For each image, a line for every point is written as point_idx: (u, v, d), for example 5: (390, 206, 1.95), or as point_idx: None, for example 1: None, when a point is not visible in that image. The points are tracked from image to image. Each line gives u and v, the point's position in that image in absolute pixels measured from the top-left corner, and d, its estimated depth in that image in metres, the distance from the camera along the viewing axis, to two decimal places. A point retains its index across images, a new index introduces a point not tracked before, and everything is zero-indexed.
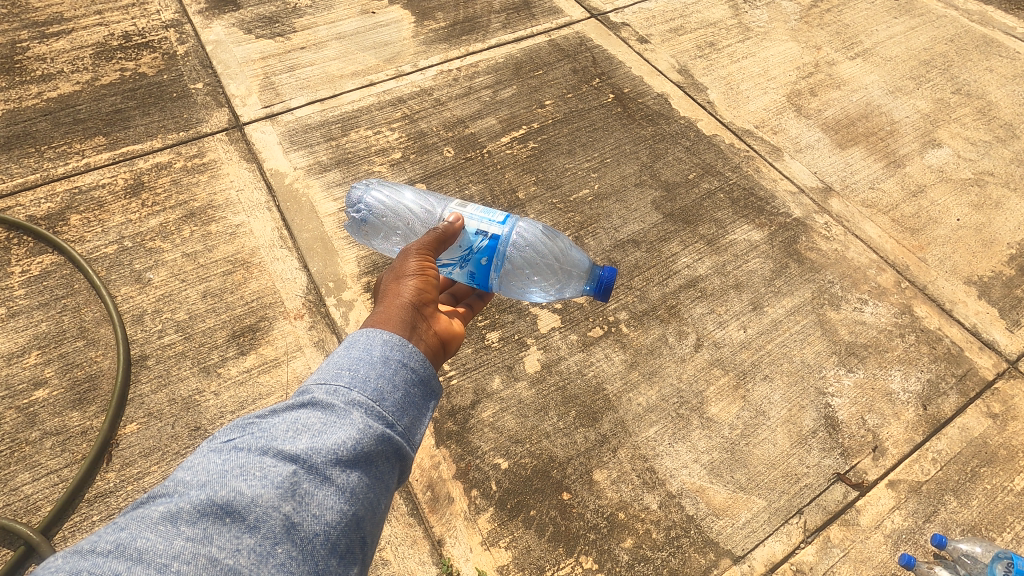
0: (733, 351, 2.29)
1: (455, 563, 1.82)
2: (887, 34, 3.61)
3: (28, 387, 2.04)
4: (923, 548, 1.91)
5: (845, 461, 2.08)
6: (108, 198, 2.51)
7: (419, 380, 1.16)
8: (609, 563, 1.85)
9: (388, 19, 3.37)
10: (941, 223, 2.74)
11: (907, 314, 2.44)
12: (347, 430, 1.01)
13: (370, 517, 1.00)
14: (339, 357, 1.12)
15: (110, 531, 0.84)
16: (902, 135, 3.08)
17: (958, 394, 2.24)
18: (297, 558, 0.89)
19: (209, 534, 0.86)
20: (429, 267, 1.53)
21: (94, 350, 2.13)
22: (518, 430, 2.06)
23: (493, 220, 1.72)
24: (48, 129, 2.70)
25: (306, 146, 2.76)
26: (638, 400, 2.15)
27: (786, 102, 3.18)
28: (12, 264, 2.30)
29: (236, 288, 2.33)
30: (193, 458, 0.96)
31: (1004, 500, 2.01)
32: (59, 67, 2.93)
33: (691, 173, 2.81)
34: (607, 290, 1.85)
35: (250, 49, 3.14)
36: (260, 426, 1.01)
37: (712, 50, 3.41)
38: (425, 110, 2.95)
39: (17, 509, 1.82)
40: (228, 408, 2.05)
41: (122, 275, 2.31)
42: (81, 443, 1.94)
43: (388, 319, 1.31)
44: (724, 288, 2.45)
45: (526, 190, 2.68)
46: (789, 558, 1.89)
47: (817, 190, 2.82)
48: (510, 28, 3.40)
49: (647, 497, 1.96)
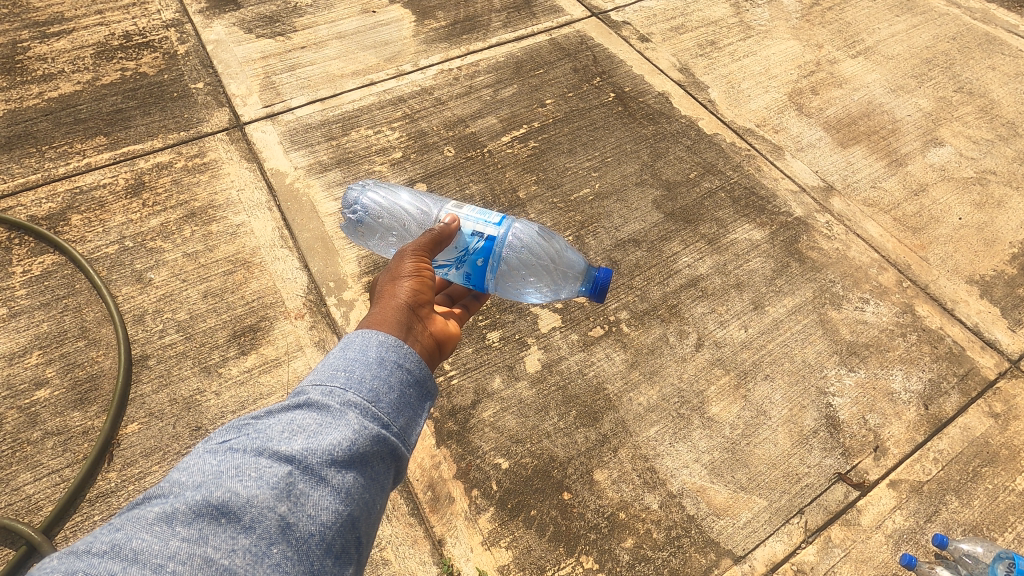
0: (734, 351, 2.29)
1: (455, 563, 1.82)
2: (888, 32, 3.60)
3: (29, 387, 2.04)
4: (924, 548, 1.91)
5: (846, 461, 2.07)
6: (109, 198, 2.51)
7: (414, 380, 1.16)
8: (609, 563, 1.85)
9: (388, 18, 3.37)
10: (942, 222, 2.74)
11: (909, 313, 2.43)
12: (342, 431, 1.01)
13: (365, 517, 1.00)
14: (335, 357, 1.12)
15: (106, 532, 0.84)
16: (904, 133, 3.07)
17: (960, 394, 2.24)
18: (293, 558, 0.89)
19: (205, 534, 0.86)
20: (425, 268, 1.53)
21: (95, 350, 2.13)
22: (518, 430, 2.06)
23: (489, 221, 1.72)
24: (49, 129, 2.70)
25: (306, 146, 2.76)
26: (638, 400, 2.15)
27: (787, 100, 3.18)
28: (13, 264, 2.30)
29: (237, 288, 2.33)
30: (189, 459, 0.96)
31: (1005, 500, 2.01)
32: (59, 67, 2.93)
33: (692, 172, 2.81)
34: (603, 291, 1.85)
35: (250, 49, 3.14)
36: (256, 427, 1.01)
37: (713, 49, 3.41)
38: (426, 110, 2.95)
39: (18, 509, 1.82)
40: (229, 408, 2.05)
41: (123, 274, 2.31)
42: (82, 443, 1.94)
43: (384, 321, 1.31)
44: (725, 287, 2.45)
45: (526, 190, 2.68)
46: (790, 558, 1.88)
47: (818, 188, 2.81)
48: (511, 27, 3.39)
49: (647, 497, 1.96)
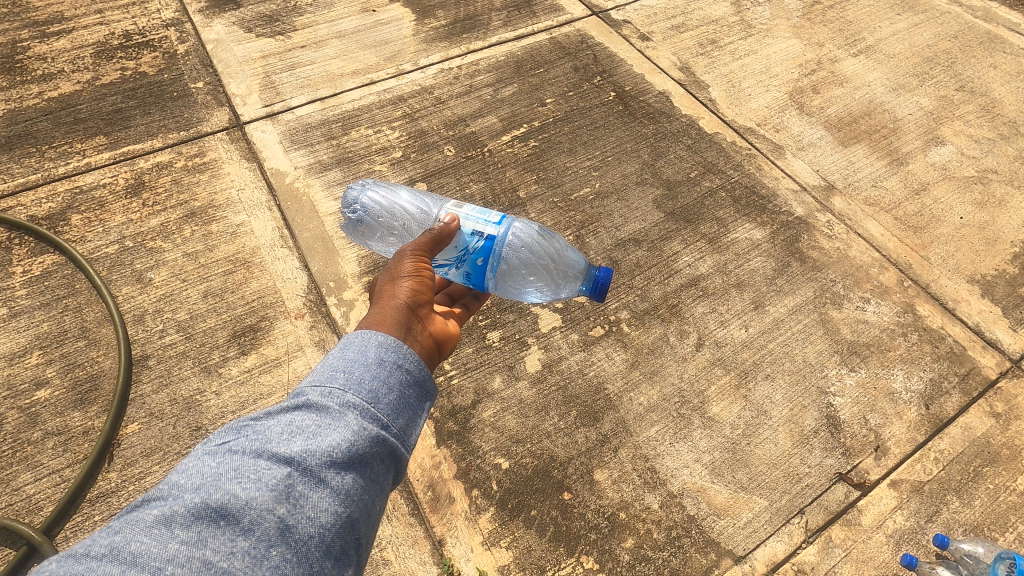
0: (734, 351, 2.28)
1: (455, 564, 1.82)
2: (890, 31, 3.59)
3: (29, 387, 2.04)
4: (924, 549, 1.90)
5: (846, 461, 2.07)
6: (109, 198, 2.51)
7: (414, 381, 1.15)
8: (610, 563, 1.85)
9: (388, 18, 3.36)
10: (944, 222, 2.73)
11: (909, 313, 2.42)
12: (341, 432, 1.01)
13: (365, 519, 1.00)
14: (334, 358, 1.11)
15: (105, 535, 0.85)
16: (905, 132, 3.06)
17: (961, 394, 2.23)
18: (292, 561, 0.89)
19: (204, 537, 0.86)
20: (425, 268, 1.52)
21: (95, 351, 2.13)
22: (519, 430, 2.05)
23: (489, 220, 1.71)
24: (49, 129, 2.70)
25: (306, 145, 2.76)
26: (638, 400, 2.15)
27: (788, 100, 3.17)
28: (13, 264, 2.30)
29: (237, 288, 2.33)
30: (188, 462, 0.96)
31: (1006, 499, 2.00)
32: (59, 67, 2.93)
33: (693, 171, 2.80)
34: (603, 291, 1.84)
35: (250, 48, 3.13)
36: (255, 428, 1.01)
37: (714, 48, 3.40)
38: (426, 109, 2.94)
39: (19, 509, 1.82)
40: (229, 408, 2.05)
41: (123, 274, 2.31)
42: (82, 443, 1.94)
43: (383, 321, 1.31)
44: (726, 287, 2.44)
45: (526, 189, 2.68)
46: (790, 558, 1.88)
47: (819, 188, 2.81)
48: (511, 26, 3.39)
49: (648, 497, 1.96)
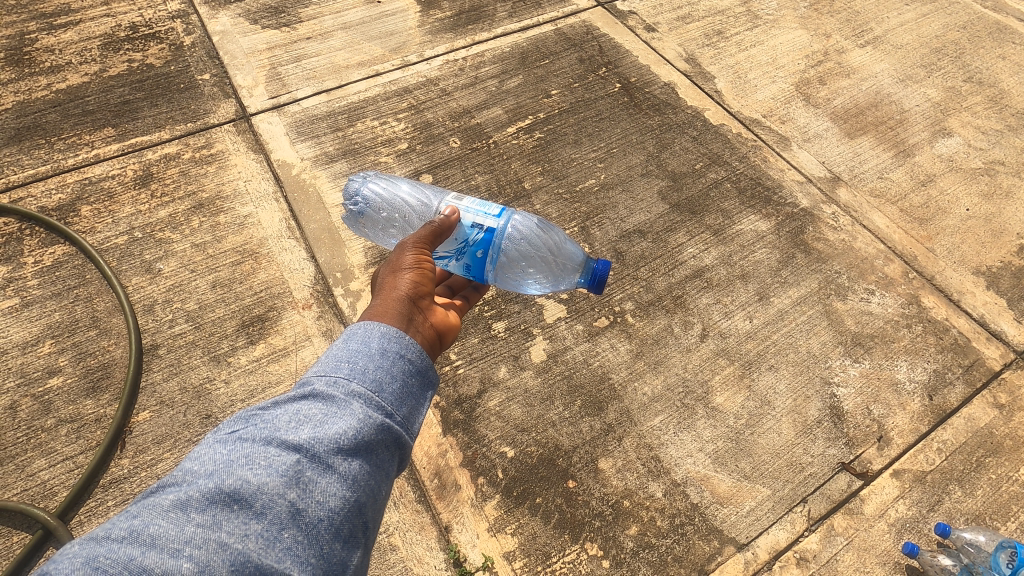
0: (738, 342, 2.29)
1: (463, 549, 1.84)
2: (898, 21, 3.57)
3: (42, 375, 2.08)
4: (926, 537, 1.92)
5: (849, 451, 2.08)
6: (118, 189, 2.53)
7: (416, 371, 1.17)
8: (614, 549, 1.87)
9: (393, 9, 3.36)
10: (950, 213, 2.73)
11: (914, 304, 2.43)
12: (347, 420, 1.03)
13: (371, 503, 1.02)
14: (338, 349, 1.13)
15: (123, 519, 0.87)
16: (912, 124, 3.05)
17: (965, 385, 2.24)
18: (303, 543, 0.92)
19: (219, 520, 0.89)
20: (427, 261, 1.54)
21: (106, 340, 2.16)
22: (524, 419, 2.08)
23: (489, 213, 1.74)
24: (57, 121, 2.72)
25: (313, 137, 2.77)
26: (643, 390, 2.17)
27: (794, 91, 3.16)
28: (25, 255, 2.33)
29: (245, 278, 2.35)
30: (200, 449, 0.98)
31: (1009, 490, 2.02)
32: (67, 59, 2.95)
33: (698, 163, 2.81)
34: (601, 283, 1.85)
35: (256, 41, 3.14)
36: (263, 417, 1.02)
37: (721, 39, 3.38)
38: (431, 101, 2.95)
39: (34, 493, 1.86)
40: (238, 396, 2.08)
41: (134, 265, 2.34)
42: (95, 429, 1.98)
43: (386, 312, 1.33)
44: (730, 278, 2.45)
45: (531, 181, 2.69)
46: (792, 545, 1.90)
47: (825, 179, 2.81)
48: (517, 17, 3.38)
49: (652, 485, 1.98)
